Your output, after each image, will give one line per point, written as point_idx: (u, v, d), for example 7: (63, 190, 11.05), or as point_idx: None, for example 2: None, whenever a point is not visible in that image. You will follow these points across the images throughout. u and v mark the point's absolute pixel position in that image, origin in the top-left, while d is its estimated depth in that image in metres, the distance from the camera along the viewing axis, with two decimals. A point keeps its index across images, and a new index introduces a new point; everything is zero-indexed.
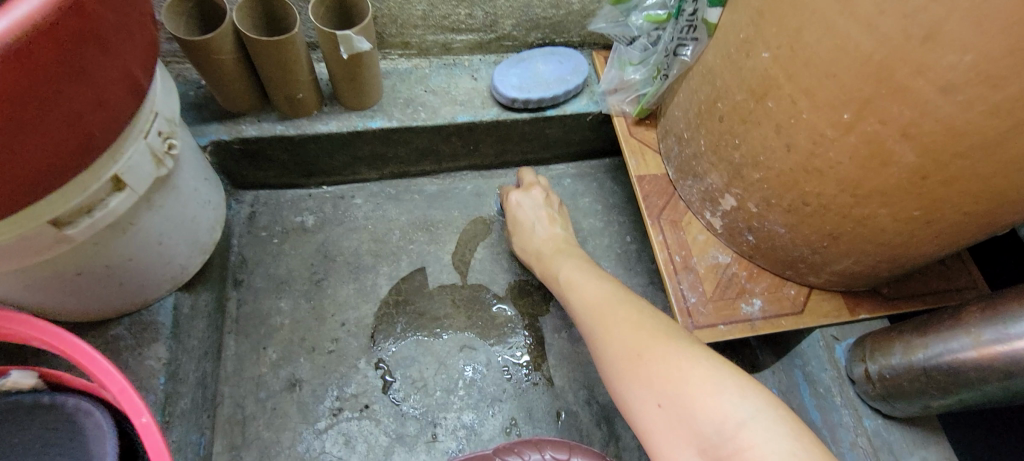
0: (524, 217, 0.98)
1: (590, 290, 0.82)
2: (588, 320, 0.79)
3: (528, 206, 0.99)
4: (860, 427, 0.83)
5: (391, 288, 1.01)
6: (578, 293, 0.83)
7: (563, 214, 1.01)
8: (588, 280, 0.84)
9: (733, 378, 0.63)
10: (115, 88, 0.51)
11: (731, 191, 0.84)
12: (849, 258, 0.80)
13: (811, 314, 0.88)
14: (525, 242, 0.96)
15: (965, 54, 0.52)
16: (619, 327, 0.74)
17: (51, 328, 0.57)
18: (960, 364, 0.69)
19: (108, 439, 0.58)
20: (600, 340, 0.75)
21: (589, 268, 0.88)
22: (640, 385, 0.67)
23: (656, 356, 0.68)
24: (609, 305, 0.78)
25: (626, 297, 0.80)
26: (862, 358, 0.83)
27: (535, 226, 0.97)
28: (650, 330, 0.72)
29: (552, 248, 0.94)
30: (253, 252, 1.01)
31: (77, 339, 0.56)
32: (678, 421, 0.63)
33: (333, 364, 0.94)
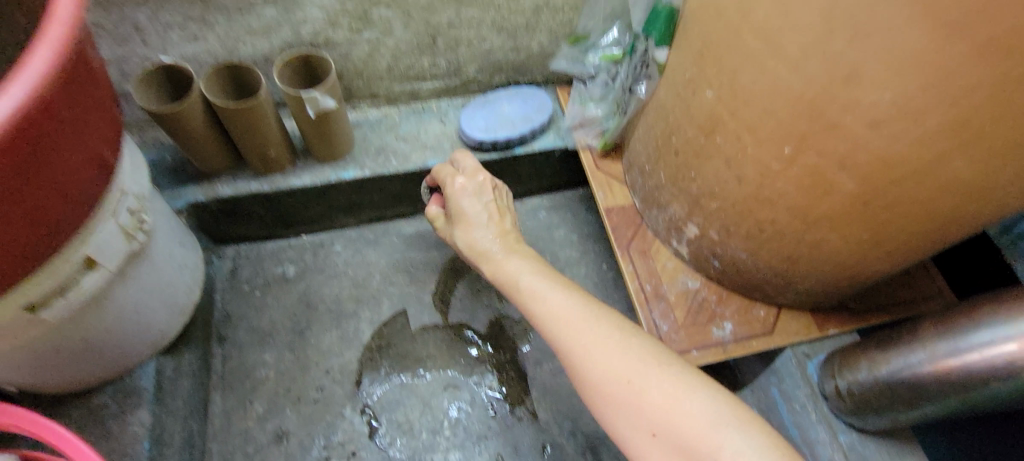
0: (466, 212, 0.84)
1: (560, 303, 0.72)
2: (561, 337, 0.70)
3: (472, 196, 0.85)
4: (836, 443, 0.85)
5: (374, 332, 1.03)
6: (545, 304, 0.73)
7: (509, 204, 0.88)
8: (554, 288, 0.74)
9: (722, 401, 0.60)
10: (78, 179, 0.53)
11: (693, 220, 0.87)
12: (810, 278, 0.83)
13: (781, 334, 0.91)
14: (471, 239, 0.82)
15: (884, 93, 0.55)
16: (601, 348, 0.66)
17: (29, 414, 0.60)
18: (920, 378, 0.71)
19: None
20: (579, 359, 0.67)
21: (550, 276, 0.77)
22: (630, 410, 0.63)
23: (647, 380, 0.63)
24: (585, 321, 0.69)
25: (597, 305, 0.72)
26: (832, 374, 0.85)
27: (482, 225, 0.83)
28: (635, 348, 0.66)
29: (504, 248, 0.81)
30: (236, 306, 1.03)
31: (54, 426, 0.59)
32: (671, 448, 0.59)
33: (320, 413, 0.95)
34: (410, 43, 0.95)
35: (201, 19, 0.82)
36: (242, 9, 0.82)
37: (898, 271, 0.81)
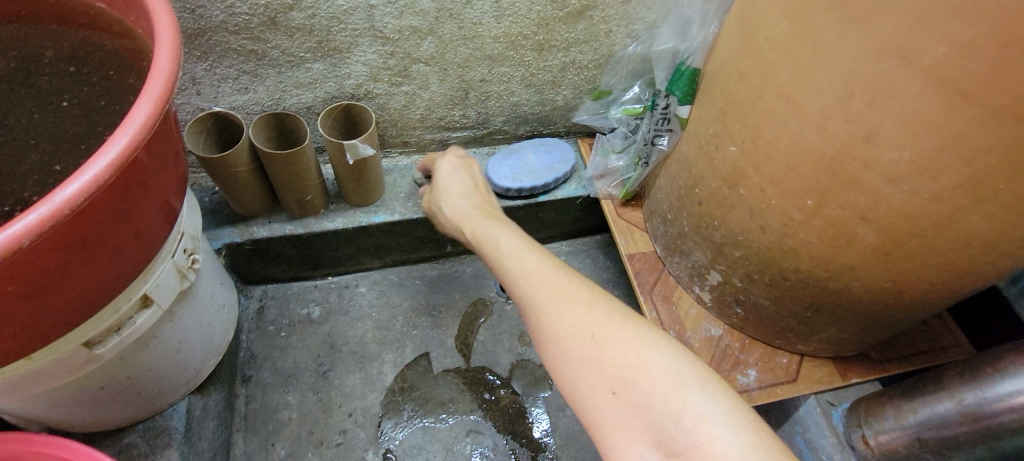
0: (448, 185, 0.87)
1: (529, 256, 0.67)
2: (531, 298, 0.63)
3: (456, 169, 0.90)
4: None
5: (397, 375, 1.04)
6: (515, 263, 0.67)
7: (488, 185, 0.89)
8: (526, 248, 0.68)
9: (689, 364, 0.55)
10: (151, 221, 0.56)
11: (717, 268, 0.90)
12: (832, 326, 0.85)
13: (804, 382, 0.92)
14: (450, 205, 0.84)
15: (902, 152, 0.60)
16: (565, 302, 0.60)
17: (81, 450, 0.62)
18: (950, 428, 0.73)
19: None
20: (537, 310, 0.62)
21: (525, 242, 0.70)
22: (588, 366, 0.57)
23: (609, 335, 0.57)
24: (551, 275, 0.64)
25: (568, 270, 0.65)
26: (859, 423, 0.86)
27: (461, 193, 0.85)
28: (599, 304, 0.60)
29: (482, 212, 0.80)
30: (261, 346, 1.03)
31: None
32: (632, 411, 0.53)
33: (343, 457, 0.95)
34: (444, 96, 1.00)
35: (254, 72, 0.87)
36: (292, 64, 0.88)
37: (918, 321, 0.84)
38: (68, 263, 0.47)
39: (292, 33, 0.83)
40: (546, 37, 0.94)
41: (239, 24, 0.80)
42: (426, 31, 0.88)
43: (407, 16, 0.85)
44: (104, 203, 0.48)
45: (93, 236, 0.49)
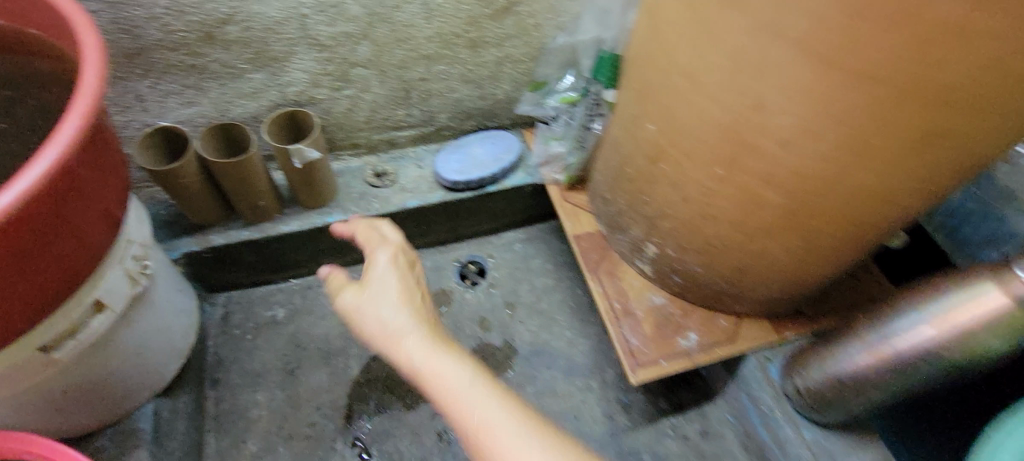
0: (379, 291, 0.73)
1: (492, 415, 0.63)
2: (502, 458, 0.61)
3: (382, 262, 0.76)
4: (802, 439, 0.91)
5: (363, 367, 1.08)
6: (476, 420, 0.63)
7: (421, 281, 0.78)
8: (486, 397, 0.64)
9: None
10: (94, 227, 0.60)
11: (651, 240, 0.96)
12: (761, 286, 0.91)
13: (743, 341, 0.98)
14: (381, 318, 0.71)
15: (787, 117, 0.65)
16: None
17: (40, 439, 0.64)
18: (863, 368, 0.79)
19: None
20: None
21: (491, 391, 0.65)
22: None
23: None
24: (519, 437, 0.61)
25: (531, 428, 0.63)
26: (791, 374, 0.92)
27: (397, 303, 0.72)
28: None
29: (428, 334, 0.70)
30: (227, 350, 1.07)
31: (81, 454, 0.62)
32: None
33: (313, 448, 0.99)
34: (386, 97, 1.05)
35: (197, 86, 0.91)
36: (233, 75, 0.91)
37: (839, 275, 0.90)
38: (13, 271, 0.52)
39: (230, 46, 0.87)
40: (477, 35, 0.99)
41: (176, 41, 0.83)
42: (360, 36, 0.92)
43: (339, 24, 0.89)
44: (42, 212, 0.52)
45: (34, 244, 0.52)
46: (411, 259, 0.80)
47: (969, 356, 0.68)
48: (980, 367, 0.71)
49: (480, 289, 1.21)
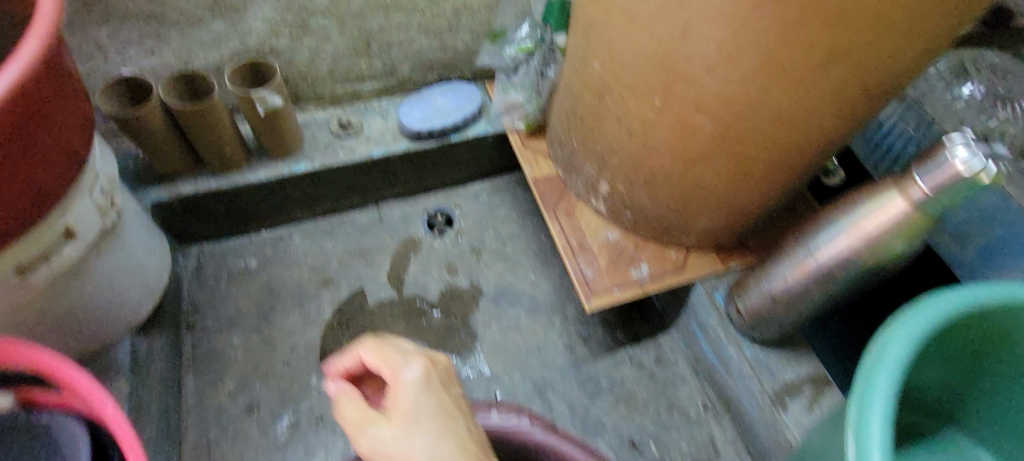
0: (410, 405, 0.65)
1: None
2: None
3: (412, 378, 0.66)
4: (742, 356, 0.99)
5: (335, 311, 1.13)
6: None
7: (456, 390, 0.70)
8: None
9: None
10: (59, 156, 0.64)
11: (603, 178, 1.01)
12: (704, 216, 0.98)
13: (690, 270, 1.05)
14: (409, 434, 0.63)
15: (710, 43, 0.71)
16: None
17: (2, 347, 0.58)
18: (792, 283, 0.86)
19: (81, 442, 0.61)
20: None
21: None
22: None
23: None
24: None
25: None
26: (733, 297, 0.99)
27: (429, 421, 0.64)
28: None
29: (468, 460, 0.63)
30: (202, 297, 1.11)
31: (42, 347, 0.58)
32: None
33: (288, 385, 1.04)
34: (347, 48, 1.08)
35: (157, 35, 0.93)
36: (192, 24, 0.94)
37: (776, 205, 0.97)
38: None
39: None
40: None
41: None
42: None
43: None
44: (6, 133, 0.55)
45: (5, 161, 0.56)
46: (446, 376, 0.71)
47: (877, 261, 0.76)
48: (886, 270, 0.79)
49: (447, 237, 1.26)
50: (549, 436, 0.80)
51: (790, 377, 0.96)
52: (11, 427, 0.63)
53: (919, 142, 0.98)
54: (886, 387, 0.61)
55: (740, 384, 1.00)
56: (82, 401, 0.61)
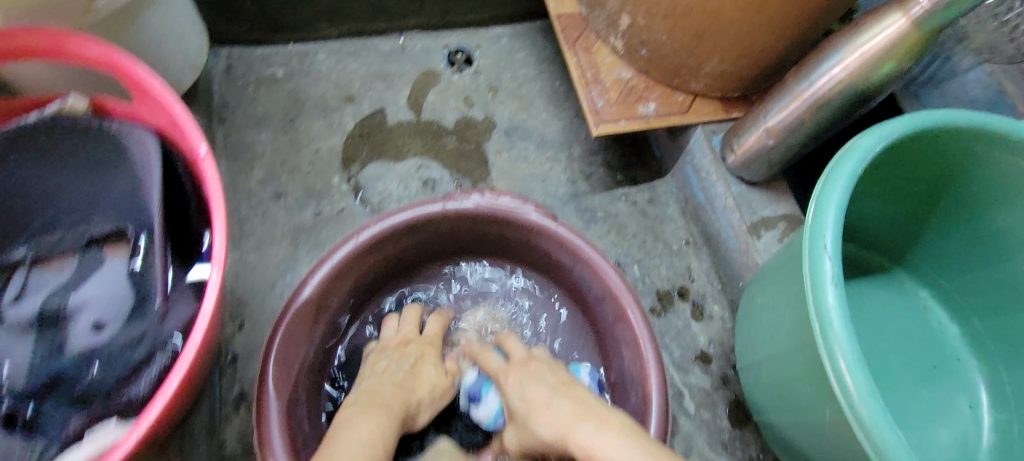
0: (521, 393, 0.80)
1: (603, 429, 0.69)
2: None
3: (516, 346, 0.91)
4: (728, 192, 1.08)
5: (357, 123, 1.20)
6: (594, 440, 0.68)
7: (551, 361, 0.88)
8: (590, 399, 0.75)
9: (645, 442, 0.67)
10: None
11: (625, 11, 1.05)
12: (714, 57, 1.01)
13: (694, 114, 1.12)
14: (518, 388, 0.81)
15: None
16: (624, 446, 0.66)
17: (92, 45, 0.67)
18: (786, 115, 0.93)
19: (148, 146, 0.69)
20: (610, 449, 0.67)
21: (587, 415, 0.72)
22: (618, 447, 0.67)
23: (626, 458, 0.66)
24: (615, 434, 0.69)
25: (616, 423, 0.70)
26: (729, 139, 1.07)
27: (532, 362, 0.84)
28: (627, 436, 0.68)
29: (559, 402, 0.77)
30: (232, 96, 1.17)
31: (123, 51, 0.67)
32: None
33: (312, 181, 1.13)
34: None
35: None
36: None
37: (791, 50, 0.99)
38: None
39: None
40: None
41: None
42: None
43: None
44: None
45: None
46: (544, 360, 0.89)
47: (862, 85, 0.84)
48: (871, 98, 0.88)
49: (466, 73, 1.30)
50: (547, 220, 0.92)
51: (768, 213, 1.06)
52: (87, 129, 0.69)
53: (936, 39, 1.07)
54: (853, 165, 0.69)
55: (722, 218, 1.11)
56: (155, 109, 0.70)
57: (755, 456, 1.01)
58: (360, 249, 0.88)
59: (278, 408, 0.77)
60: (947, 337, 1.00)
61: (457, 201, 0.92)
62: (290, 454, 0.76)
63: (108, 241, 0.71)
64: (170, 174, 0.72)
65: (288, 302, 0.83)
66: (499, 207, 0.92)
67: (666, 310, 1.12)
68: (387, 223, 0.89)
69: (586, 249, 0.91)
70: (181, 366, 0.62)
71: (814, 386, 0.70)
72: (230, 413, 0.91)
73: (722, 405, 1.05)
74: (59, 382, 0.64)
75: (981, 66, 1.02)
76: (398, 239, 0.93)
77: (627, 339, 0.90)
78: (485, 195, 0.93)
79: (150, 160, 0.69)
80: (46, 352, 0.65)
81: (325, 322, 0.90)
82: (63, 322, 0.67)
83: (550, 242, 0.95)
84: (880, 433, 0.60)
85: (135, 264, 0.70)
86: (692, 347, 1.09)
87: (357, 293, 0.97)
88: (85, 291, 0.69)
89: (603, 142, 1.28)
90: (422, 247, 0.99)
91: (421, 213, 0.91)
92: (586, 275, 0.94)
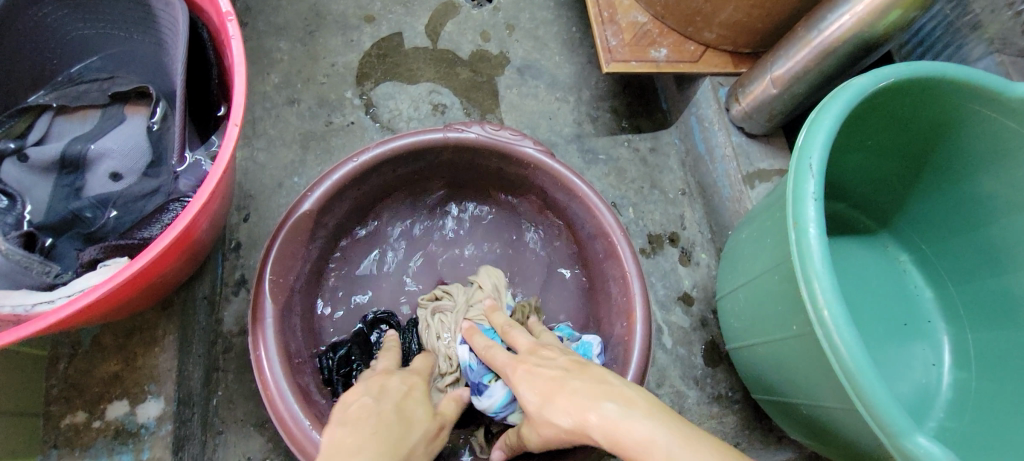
0: (534, 382, 0.64)
1: (622, 412, 0.53)
2: (627, 445, 0.51)
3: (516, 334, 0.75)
4: (728, 142, 1.11)
5: (374, 44, 1.22)
6: (615, 424, 0.52)
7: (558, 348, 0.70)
8: (614, 382, 0.58)
9: (662, 420, 0.51)
10: None
11: None
12: (730, 5, 1.03)
13: (704, 64, 1.15)
14: (524, 386, 0.65)
15: None
16: (644, 427, 0.50)
17: None
18: (795, 64, 0.95)
19: (176, 12, 0.69)
20: (629, 430, 0.51)
21: (606, 390, 0.57)
22: (630, 424, 0.52)
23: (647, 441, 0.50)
24: (630, 413, 0.53)
25: (623, 396, 0.55)
26: (734, 91, 1.10)
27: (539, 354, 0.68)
28: (641, 413, 0.52)
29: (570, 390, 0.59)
30: (256, 3, 1.20)
31: None
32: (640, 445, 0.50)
33: (326, 92, 1.16)
34: None
35: None
36: None
37: (810, 1, 0.99)
38: None
39: None
40: None
41: None
42: None
43: None
44: None
45: None
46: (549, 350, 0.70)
47: (867, 35, 0.88)
48: (875, 49, 0.92)
49: (485, 9, 1.30)
50: (545, 156, 0.90)
51: (764, 166, 1.10)
52: None
53: (951, 25, 1.05)
54: (847, 96, 0.72)
55: (719, 167, 1.14)
56: None
57: (724, 394, 1.06)
58: (359, 171, 0.84)
59: (273, 313, 0.73)
60: (921, 299, 1.04)
61: (458, 132, 0.88)
62: (283, 346, 0.72)
63: (127, 101, 0.75)
64: (197, 45, 0.72)
65: (288, 211, 0.78)
66: (500, 141, 0.89)
67: (656, 252, 1.15)
68: (388, 148, 0.85)
69: (583, 187, 0.89)
70: (190, 209, 0.61)
71: (783, 302, 0.75)
72: (230, 295, 0.95)
73: (698, 344, 1.09)
74: (76, 221, 0.67)
75: (990, 56, 1.00)
76: (399, 167, 0.89)
77: (616, 274, 0.88)
78: (487, 127, 0.90)
79: (178, 25, 0.69)
80: (65, 193, 0.69)
81: (321, 242, 0.84)
82: (83, 168, 0.70)
83: (547, 179, 0.91)
84: (849, 350, 0.60)
85: (154, 124, 0.74)
86: (677, 288, 1.13)
87: (351, 223, 0.92)
88: (106, 141, 0.71)
89: (612, 88, 1.30)
90: (422, 181, 0.95)
91: (423, 141, 0.87)
92: (581, 215, 0.91)
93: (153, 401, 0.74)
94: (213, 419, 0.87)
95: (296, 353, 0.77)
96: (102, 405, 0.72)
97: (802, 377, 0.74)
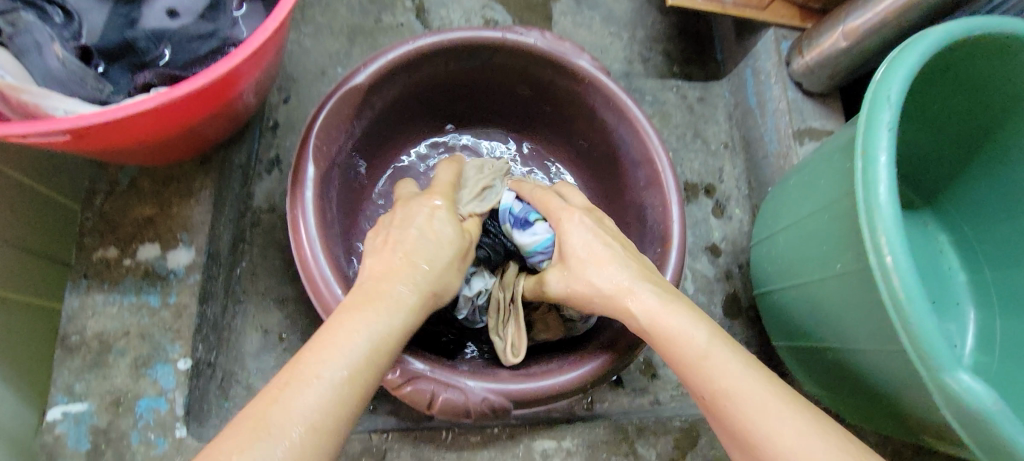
0: (581, 246, 0.71)
1: (675, 313, 0.63)
2: (674, 334, 0.62)
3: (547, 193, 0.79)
4: (784, 96, 1.07)
5: None
6: (669, 319, 0.62)
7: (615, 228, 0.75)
8: (654, 280, 0.67)
9: (711, 329, 0.62)
10: None
11: None
12: None
13: (771, 13, 1.10)
14: (565, 242, 0.72)
15: None
16: (690, 327, 0.61)
17: None
18: (872, 15, 0.91)
19: None
20: (685, 331, 0.61)
21: (658, 285, 0.66)
22: (684, 325, 0.62)
23: (705, 347, 0.60)
24: (682, 311, 0.63)
25: (676, 297, 0.65)
26: (798, 45, 1.06)
27: (593, 225, 0.72)
28: (696, 318, 0.62)
29: (630, 271, 0.67)
30: None
31: None
32: (690, 341, 0.61)
33: None
34: None
35: None
36: None
37: None
38: None
39: None
40: None
41: None
42: None
43: None
44: None
45: None
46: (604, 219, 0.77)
47: None
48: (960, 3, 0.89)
49: None
50: (599, 73, 0.87)
51: (816, 124, 1.07)
52: None
53: None
54: (938, 35, 0.69)
55: (769, 121, 1.11)
56: None
57: None
58: (412, 56, 0.82)
59: (314, 177, 0.72)
60: (953, 280, 1.03)
61: (516, 36, 0.85)
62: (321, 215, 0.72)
63: None
64: None
65: (342, 80, 0.77)
66: (559, 50, 0.86)
67: (690, 200, 1.13)
68: (445, 39, 0.83)
69: (636, 111, 0.87)
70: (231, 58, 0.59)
71: (829, 241, 0.74)
72: (263, 172, 0.94)
73: (719, 294, 1.09)
74: (129, 50, 0.66)
75: None
76: (452, 63, 0.87)
77: (655, 202, 0.86)
78: (547, 35, 0.87)
79: None
80: (119, 22, 0.66)
81: (365, 123, 0.83)
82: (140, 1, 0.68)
83: (599, 98, 0.89)
84: (909, 302, 0.60)
85: None
86: (706, 238, 1.11)
87: (392, 111, 0.90)
88: None
89: (668, 32, 1.26)
90: (468, 83, 0.93)
91: (479, 38, 0.84)
92: (627, 139, 0.89)
93: (184, 249, 0.76)
94: (235, 287, 0.88)
95: (331, 225, 0.76)
96: (134, 244, 0.75)
97: (839, 318, 0.74)
